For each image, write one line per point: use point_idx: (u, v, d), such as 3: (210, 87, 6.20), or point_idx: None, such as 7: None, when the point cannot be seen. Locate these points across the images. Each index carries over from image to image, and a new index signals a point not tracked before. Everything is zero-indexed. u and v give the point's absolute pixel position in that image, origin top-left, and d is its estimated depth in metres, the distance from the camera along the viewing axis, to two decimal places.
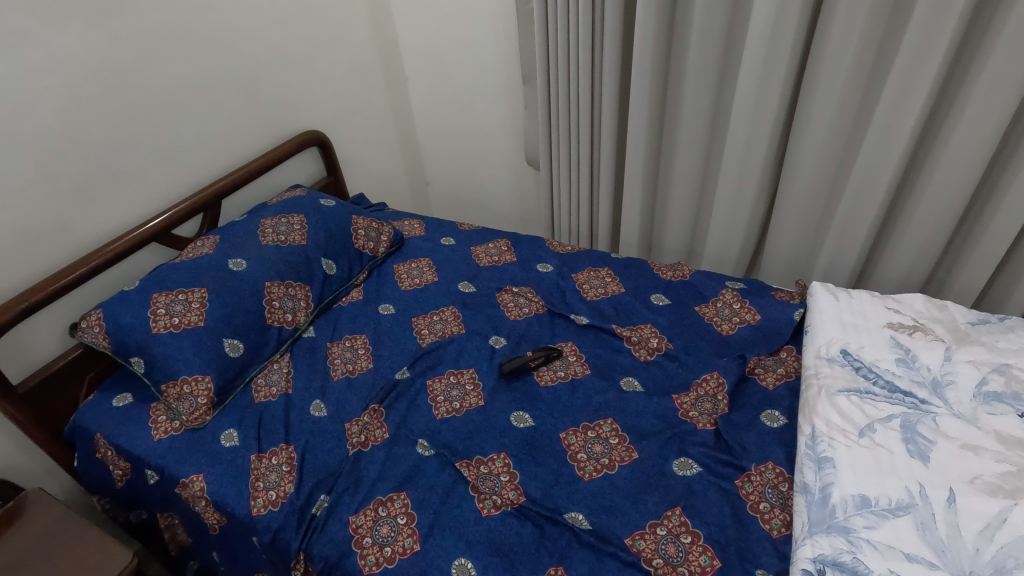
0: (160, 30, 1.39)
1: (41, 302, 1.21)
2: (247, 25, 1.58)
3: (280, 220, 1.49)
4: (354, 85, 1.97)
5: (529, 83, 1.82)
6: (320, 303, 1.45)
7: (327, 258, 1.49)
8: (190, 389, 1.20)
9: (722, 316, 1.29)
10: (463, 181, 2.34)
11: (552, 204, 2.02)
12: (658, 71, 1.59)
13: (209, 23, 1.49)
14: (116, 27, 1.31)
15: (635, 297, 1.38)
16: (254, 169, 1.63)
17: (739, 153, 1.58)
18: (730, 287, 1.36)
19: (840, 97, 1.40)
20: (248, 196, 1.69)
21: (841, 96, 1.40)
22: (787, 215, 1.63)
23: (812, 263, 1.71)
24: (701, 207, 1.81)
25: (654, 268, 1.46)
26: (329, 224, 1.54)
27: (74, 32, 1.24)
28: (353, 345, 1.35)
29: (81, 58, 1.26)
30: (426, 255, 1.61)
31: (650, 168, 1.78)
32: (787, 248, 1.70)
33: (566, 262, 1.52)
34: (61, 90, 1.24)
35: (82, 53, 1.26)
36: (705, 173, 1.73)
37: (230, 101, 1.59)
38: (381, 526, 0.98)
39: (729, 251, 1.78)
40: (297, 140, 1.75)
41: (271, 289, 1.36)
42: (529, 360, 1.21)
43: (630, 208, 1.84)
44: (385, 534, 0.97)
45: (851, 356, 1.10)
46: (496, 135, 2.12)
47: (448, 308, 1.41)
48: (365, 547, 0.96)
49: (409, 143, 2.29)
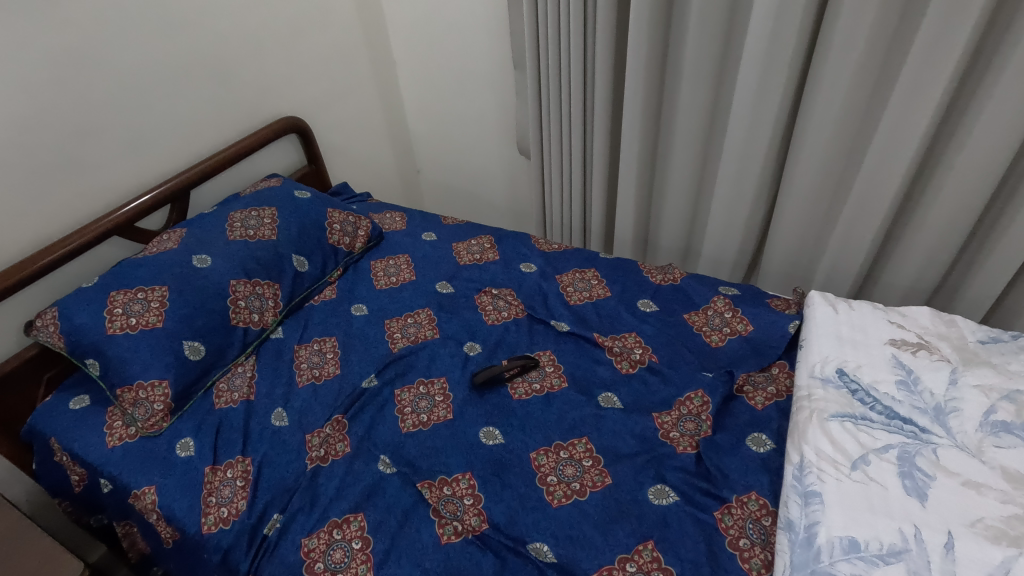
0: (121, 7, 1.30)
1: None
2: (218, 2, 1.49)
3: (250, 213, 1.41)
4: (338, 67, 1.87)
5: (519, 68, 1.72)
6: (289, 302, 1.38)
7: (300, 254, 1.42)
8: (146, 394, 1.14)
9: (712, 326, 1.21)
10: (456, 169, 2.24)
11: (544, 197, 1.93)
12: (655, 58, 1.48)
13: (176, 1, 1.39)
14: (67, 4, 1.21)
15: (621, 303, 1.30)
16: (227, 160, 1.54)
17: (739, 148, 1.48)
18: (723, 294, 1.27)
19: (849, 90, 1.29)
20: (219, 187, 1.59)
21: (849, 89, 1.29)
22: (789, 215, 1.53)
23: (814, 266, 1.61)
24: (699, 203, 1.71)
25: (643, 270, 1.38)
26: (303, 218, 1.46)
27: (25, 14, 1.16)
28: (321, 349, 1.28)
29: (33, 39, 1.18)
30: (405, 251, 1.53)
31: (646, 160, 1.68)
32: (788, 249, 1.60)
33: (552, 261, 1.44)
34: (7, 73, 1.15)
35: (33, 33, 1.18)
36: (703, 168, 1.64)
37: (202, 84, 1.50)
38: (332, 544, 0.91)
39: (728, 250, 1.69)
40: (274, 126, 1.66)
41: (236, 287, 1.29)
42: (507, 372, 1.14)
43: (624, 203, 1.75)
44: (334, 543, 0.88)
45: (847, 376, 1.01)
46: (488, 122, 2.02)
47: (424, 310, 1.34)
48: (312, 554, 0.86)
49: (398, 129, 2.20)
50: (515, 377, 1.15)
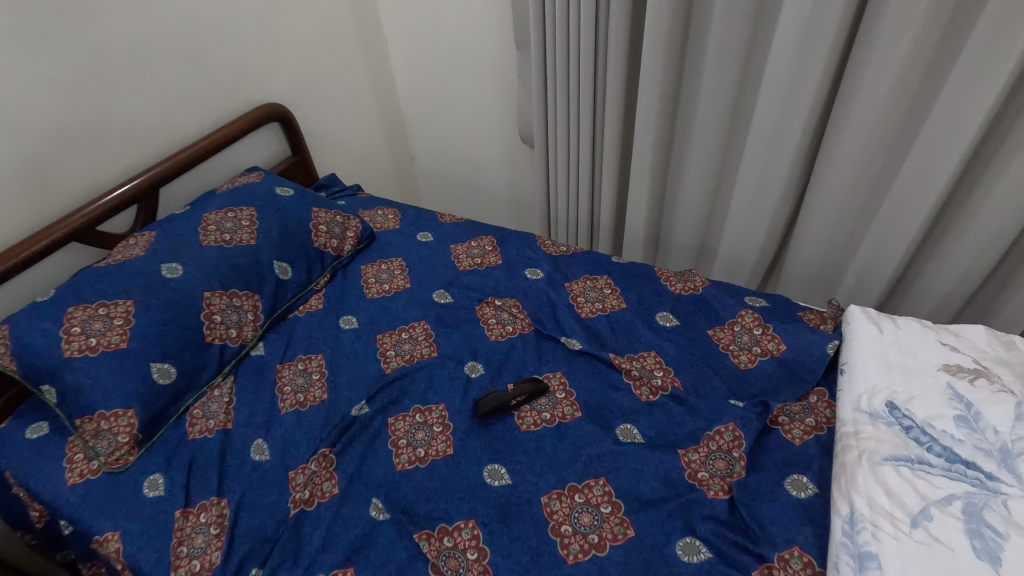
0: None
1: None
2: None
3: (226, 214, 1.27)
4: (324, 45, 1.71)
5: (523, 49, 1.56)
6: (271, 315, 1.25)
7: (283, 259, 1.28)
8: (110, 426, 1.01)
9: (740, 344, 1.09)
10: (453, 156, 2.09)
11: (549, 189, 1.78)
12: (675, 40, 1.33)
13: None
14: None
15: (638, 316, 1.18)
16: (201, 153, 1.39)
17: (766, 140, 1.34)
18: (750, 307, 1.15)
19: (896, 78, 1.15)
20: (193, 183, 1.44)
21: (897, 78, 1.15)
22: (818, 214, 1.40)
23: (843, 269, 1.49)
24: (718, 198, 1.58)
25: (660, 277, 1.25)
26: (285, 219, 1.32)
27: None
28: (306, 370, 1.16)
29: None
30: (399, 254, 1.40)
31: (662, 151, 1.53)
32: (816, 250, 1.47)
33: (560, 267, 1.31)
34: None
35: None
36: (723, 161, 1.50)
37: (171, 68, 1.34)
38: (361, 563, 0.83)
39: (749, 250, 1.56)
40: (253, 113, 1.50)
41: (210, 300, 1.16)
42: (516, 399, 1.02)
43: (636, 198, 1.61)
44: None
45: (899, 411, 0.90)
46: (488, 106, 1.86)
47: (420, 323, 1.21)
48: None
49: (391, 114, 2.04)
50: (523, 405, 1.03)
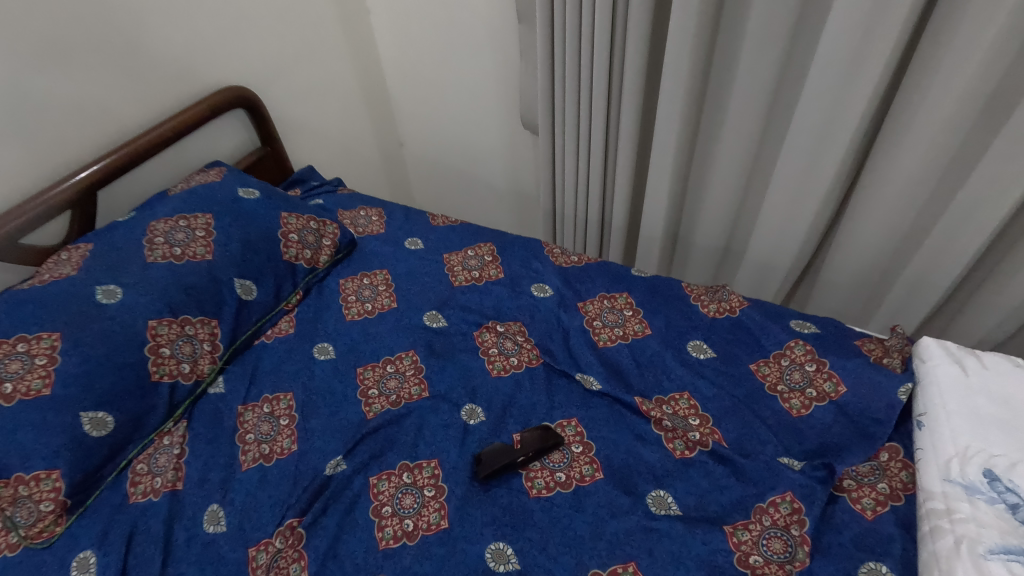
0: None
1: None
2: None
3: (177, 223, 1.07)
4: (296, 16, 1.47)
5: (527, 21, 1.33)
6: (232, 343, 1.06)
7: (246, 276, 1.09)
8: (29, 493, 0.82)
9: (789, 384, 0.92)
10: (444, 141, 1.87)
11: (554, 183, 1.57)
12: (710, 11, 1.10)
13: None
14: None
15: (666, 346, 1.00)
16: (147, 149, 1.17)
17: (813, 136, 1.13)
18: (798, 337, 0.98)
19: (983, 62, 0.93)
20: (140, 183, 1.22)
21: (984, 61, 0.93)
22: (869, 218, 1.21)
23: (891, 279, 1.30)
24: (749, 196, 1.38)
25: (689, 296, 1.07)
26: (248, 227, 1.12)
27: None
28: (273, 413, 0.97)
29: None
30: (384, 266, 1.21)
31: (686, 143, 1.32)
32: (862, 258, 1.28)
33: (572, 282, 1.13)
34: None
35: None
36: (757, 154, 1.30)
37: (111, 47, 1.12)
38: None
39: (782, 256, 1.36)
40: (215, 98, 1.28)
41: (156, 330, 0.97)
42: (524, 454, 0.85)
43: (654, 197, 1.41)
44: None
45: (1001, 483, 0.72)
46: (482, 86, 1.63)
47: (408, 354, 1.03)
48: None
49: (375, 96, 1.81)
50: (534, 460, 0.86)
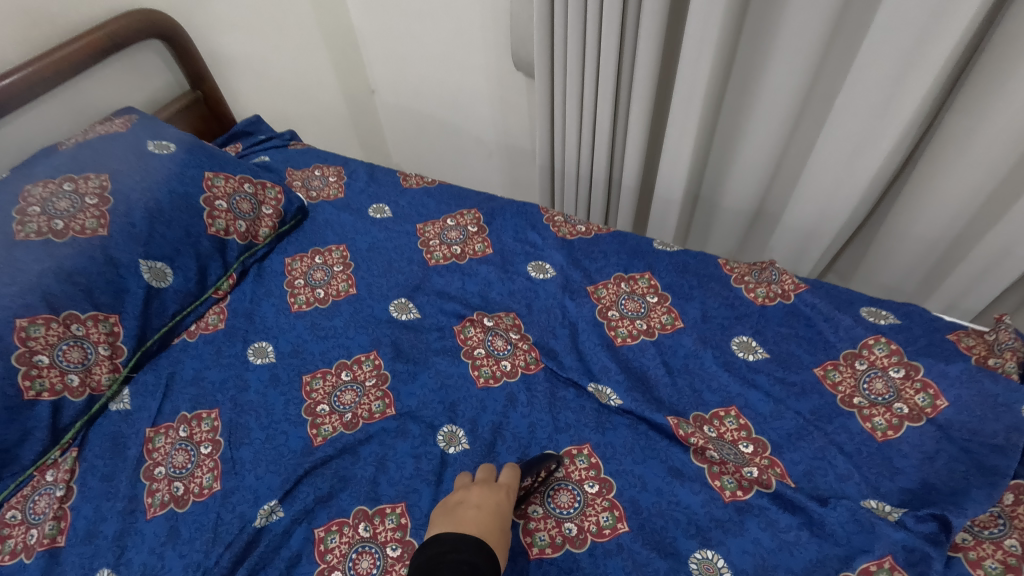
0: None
1: None
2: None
3: (60, 186, 0.81)
4: None
5: None
6: (141, 345, 0.82)
7: (156, 257, 0.84)
8: None
9: (870, 398, 0.69)
10: (419, 85, 1.58)
11: (552, 134, 1.31)
12: None
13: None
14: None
15: (705, 345, 0.77)
16: (26, 88, 0.90)
17: (894, 66, 0.86)
18: (877, 332, 0.75)
19: None
20: (27, 131, 0.96)
21: None
22: (949, 176, 0.96)
23: (964, 253, 1.06)
24: (793, 147, 1.13)
25: (729, 276, 0.84)
26: (160, 193, 0.86)
27: None
28: (191, 439, 0.74)
29: None
30: (342, 239, 0.97)
31: (717, 80, 1.06)
32: (931, 225, 1.04)
33: (578, 259, 0.89)
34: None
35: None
36: (808, 93, 1.04)
37: None
38: (513, 478, 0.63)
39: (832, 222, 1.11)
40: (122, 27, 1.00)
41: (29, 333, 0.72)
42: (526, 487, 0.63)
43: (675, 149, 1.15)
44: (498, 489, 0.61)
45: None
46: (461, 13, 1.33)
47: (369, 356, 0.80)
48: (454, 492, 0.62)
49: (337, 31, 1.52)
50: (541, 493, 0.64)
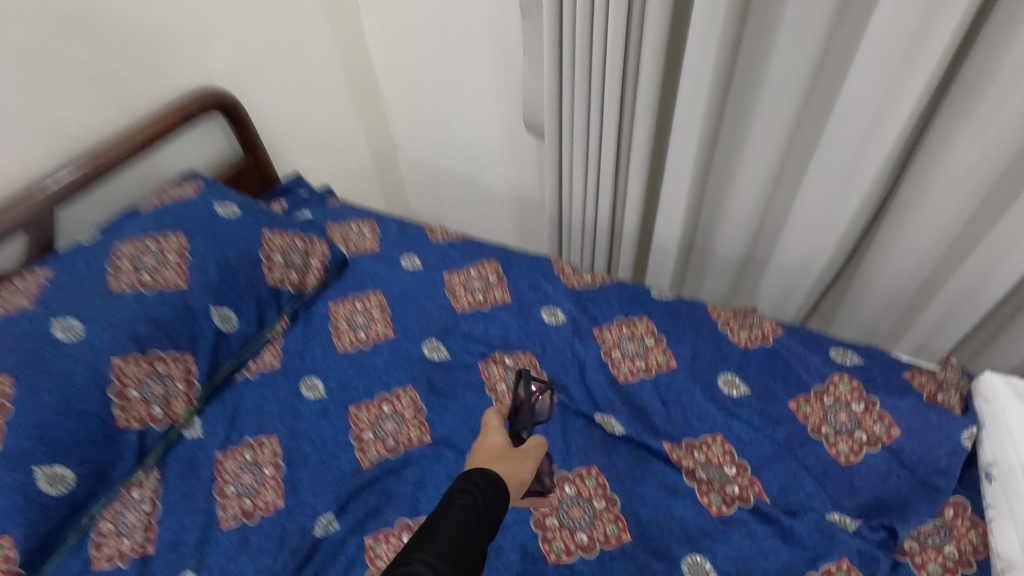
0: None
1: None
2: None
3: (146, 245, 0.96)
4: (277, 10, 1.34)
5: (530, 16, 1.21)
6: (210, 380, 0.95)
7: (224, 304, 0.98)
8: None
9: (835, 427, 0.82)
10: (439, 142, 1.75)
11: (560, 190, 1.46)
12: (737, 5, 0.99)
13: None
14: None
15: (695, 381, 0.89)
16: (114, 159, 1.06)
17: (853, 142, 1.02)
18: (844, 370, 0.88)
19: None
20: (110, 195, 1.11)
21: None
22: (907, 234, 1.11)
23: (927, 299, 1.20)
24: (775, 205, 1.28)
25: (717, 321, 0.97)
26: (226, 248, 1.01)
27: None
28: (256, 462, 0.87)
29: None
30: (379, 287, 1.11)
31: (706, 148, 1.22)
32: (896, 274, 1.18)
33: (585, 305, 1.03)
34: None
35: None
36: (785, 159, 1.19)
37: (65, 46, 0.99)
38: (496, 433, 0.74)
39: (810, 269, 1.25)
40: (191, 105, 1.17)
41: (122, 370, 0.86)
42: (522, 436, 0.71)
43: (671, 206, 1.30)
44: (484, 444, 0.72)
45: None
46: (479, 83, 1.51)
47: (406, 391, 0.93)
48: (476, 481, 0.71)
49: (366, 95, 1.69)
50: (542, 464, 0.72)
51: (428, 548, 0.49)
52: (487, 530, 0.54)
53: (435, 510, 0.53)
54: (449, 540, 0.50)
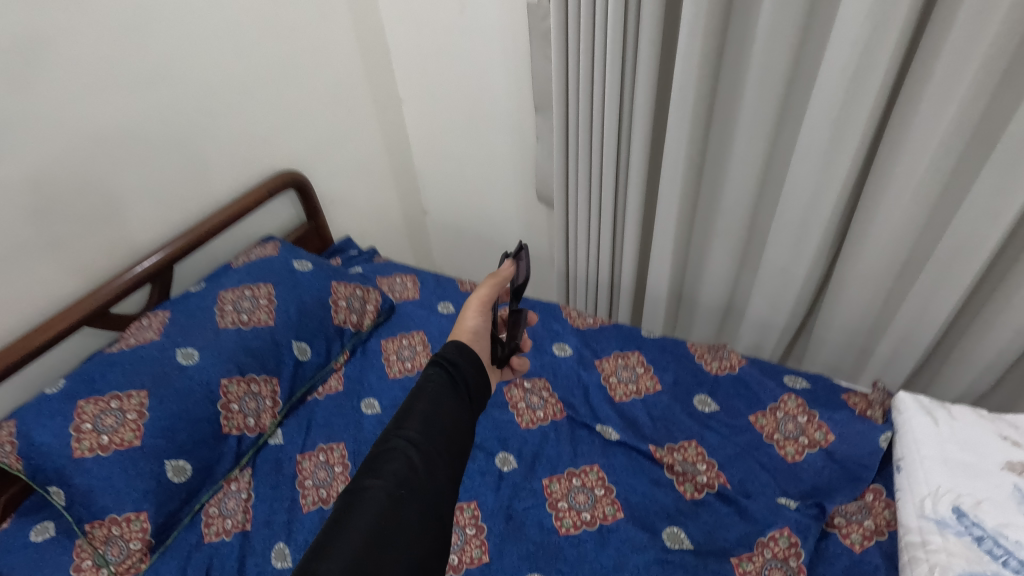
0: (74, 53, 1.08)
1: None
2: (192, 37, 1.26)
3: (243, 292, 1.23)
4: (338, 107, 1.67)
5: (542, 112, 1.52)
6: (289, 399, 1.20)
7: (302, 340, 1.24)
8: (121, 531, 0.97)
9: (785, 433, 1.04)
10: (464, 210, 2.04)
11: (568, 250, 1.73)
12: (701, 110, 1.28)
13: (142, 41, 1.17)
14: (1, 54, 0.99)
15: (675, 400, 1.13)
16: (216, 227, 1.35)
17: (799, 216, 1.27)
18: (792, 391, 1.11)
19: (931, 163, 1.08)
20: (209, 255, 1.40)
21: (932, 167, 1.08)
22: (849, 293, 1.33)
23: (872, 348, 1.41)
24: (746, 263, 1.53)
25: (694, 354, 1.21)
26: (303, 295, 1.28)
27: None
28: (328, 462, 1.10)
29: None
30: (420, 328, 1.36)
31: (686, 217, 1.49)
32: (839, 331, 1.41)
33: (589, 342, 1.27)
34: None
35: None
36: (748, 229, 1.44)
37: (186, 142, 1.30)
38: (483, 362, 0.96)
39: (778, 318, 1.48)
40: (273, 184, 1.47)
41: (228, 388, 1.11)
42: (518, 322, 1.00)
43: (659, 263, 1.56)
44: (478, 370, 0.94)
45: (968, 519, 0.84)
46: (500, 162, 1.81)
47: None
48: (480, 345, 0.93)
49: (403, 171, 2.00)
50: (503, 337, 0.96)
51: (405, 425, 0.69)
52: (453, 401, 0.74)
53: (406, 398, 0.73)
54: (421, 417, 0.70)
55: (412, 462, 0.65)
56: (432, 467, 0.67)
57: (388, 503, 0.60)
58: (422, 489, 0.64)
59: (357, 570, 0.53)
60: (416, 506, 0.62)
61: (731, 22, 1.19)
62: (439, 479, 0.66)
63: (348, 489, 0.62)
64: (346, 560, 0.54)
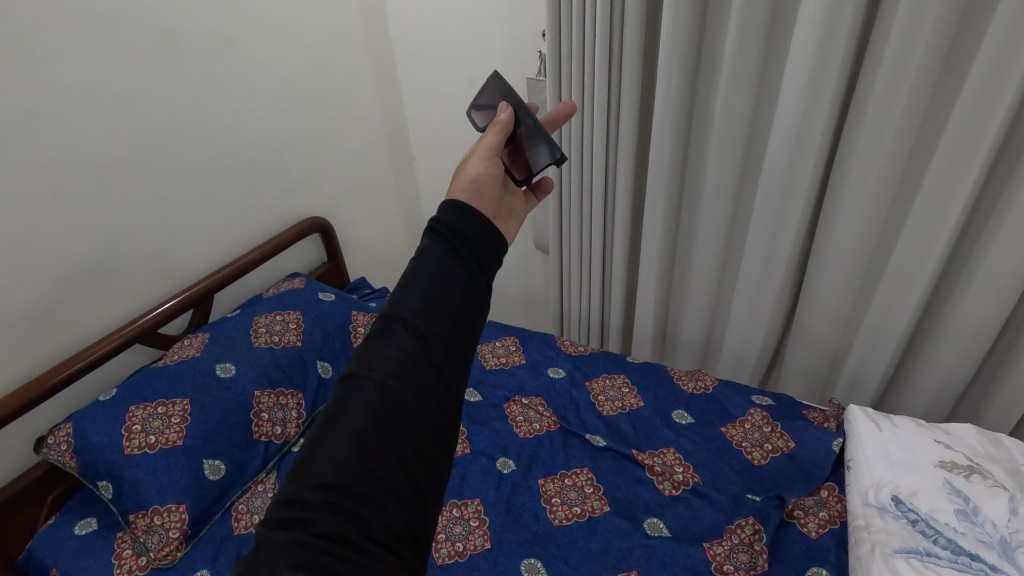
0: (149, 115, 1.30)
1: (33, 401, 1.13)
2: (241, 104, 1.49)
3: (275, 317, 1.40)
4: (359, 164, 1.89)
5: None
6: (312, 412, 1.34)
7: (325, 360, 1.39)
8: (162, 520, 1.08)
9: (752, 441, 1.19)
10: None
11: (562, 291, 1.91)
12: (675, 168, 1.49)
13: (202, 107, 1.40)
14: (93, 117, 1.20)
15: (656, 414, 1.27)
16: (251, 262, 1.53)
17: (759, 260, 1.46)
18: (758, 406, 1.27)
19: (864, 218, 1.27)
20: (242, 287, 1.58)
21: (865, 219, 1.27)
22: (809, 328, 1.50)
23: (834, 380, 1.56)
24: (720, 304, 1.71)
25: (674, 376, 1.37)
26: (326, 322, 1.44)
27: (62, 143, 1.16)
28: None
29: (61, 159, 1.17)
30: None
31: (666, 261, 1.68)
32: (805, 361, 1.56)
33: (580, 366, 1.43)
34: (15, 179, 1.11)
35: (58, 146, 1.16)
36: (722, 272, 1.63)
37: (230, 190, 1.50)
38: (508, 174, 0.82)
39: (750, 352, 1.64)
40: (300, 227, 1.66)
41: (260, 399, 1.25)
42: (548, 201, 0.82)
43: (644, 302, 1.74)
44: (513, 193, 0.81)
45: (904, 505, 0.96)
46: None
47: None
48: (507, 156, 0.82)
49: (414, 221, 2.21)
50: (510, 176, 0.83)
51: (403, 305, 0.54)
52: (457, 274, 0.58)
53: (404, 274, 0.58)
54: (421, 294, 0.55)
55: (404, 351, 0.51)
56: (438, 351, 0.53)
57: (381, 401, 0.48)
58: (422, 382, 0.50)
59: (346, 470, 0.44)
60: (411, 401, 0.49)
61: (696, 99, 1.41)
62: (442, 365, 0.53)
63: (336, 388, 0.50)
64: (330, 473, 0.44)
